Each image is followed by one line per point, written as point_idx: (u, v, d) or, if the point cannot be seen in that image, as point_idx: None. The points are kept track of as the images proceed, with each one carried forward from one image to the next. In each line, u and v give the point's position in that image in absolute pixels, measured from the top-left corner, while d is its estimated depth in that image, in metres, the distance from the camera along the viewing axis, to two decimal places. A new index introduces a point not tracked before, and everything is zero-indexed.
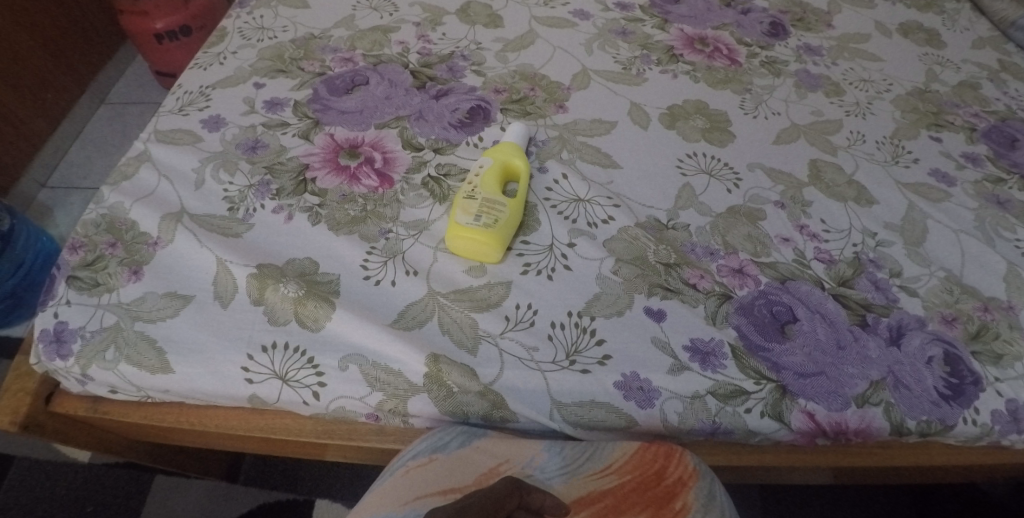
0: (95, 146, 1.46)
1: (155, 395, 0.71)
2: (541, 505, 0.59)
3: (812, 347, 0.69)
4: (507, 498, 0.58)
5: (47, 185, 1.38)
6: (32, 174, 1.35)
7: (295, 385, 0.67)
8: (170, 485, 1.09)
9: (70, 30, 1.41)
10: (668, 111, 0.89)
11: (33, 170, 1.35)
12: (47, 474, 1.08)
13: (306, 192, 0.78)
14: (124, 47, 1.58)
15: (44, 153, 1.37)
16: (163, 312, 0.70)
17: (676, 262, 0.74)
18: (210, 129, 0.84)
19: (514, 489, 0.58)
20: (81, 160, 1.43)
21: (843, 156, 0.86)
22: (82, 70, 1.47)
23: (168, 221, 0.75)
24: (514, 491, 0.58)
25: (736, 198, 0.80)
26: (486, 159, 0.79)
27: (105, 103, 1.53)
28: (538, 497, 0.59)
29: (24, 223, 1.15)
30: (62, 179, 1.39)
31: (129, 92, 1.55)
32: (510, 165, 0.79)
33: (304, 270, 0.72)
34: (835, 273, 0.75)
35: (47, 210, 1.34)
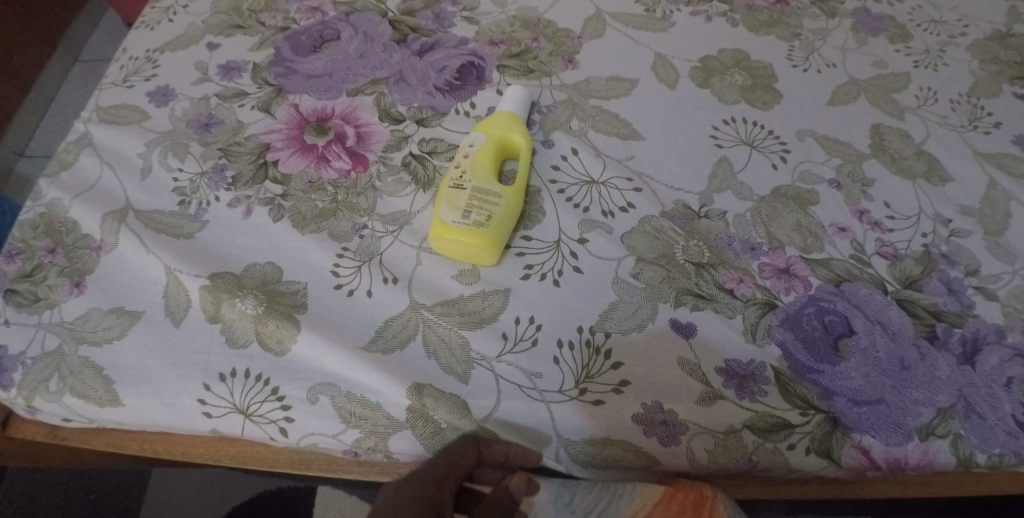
0: (73, 109, 1.33)
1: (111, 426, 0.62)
2: (506, 457, 0.56)
3: (870, 368, 0.59)
4: (462, 457, 0.55)
5: (25, 154, 1.26)
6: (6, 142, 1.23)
7: (258, 420, 0.57)
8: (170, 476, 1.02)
9: None
10: (700, 65, 0.75)
11: (8, 138, 1.24)
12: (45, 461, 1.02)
13: (266, 179, 0.66)
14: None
15: (19, 119, 1.25)
16: (110, 333, 0.60)
17: (710, 261, 0.62)
18: (158, 103, 0.71)
19: (470, 444, 0.56)
20: (60, 124, 1.31)
21: (910, 121, 0.71)
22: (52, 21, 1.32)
23: (112, 221, 0.64)
24: (472, 447, 0.56)
25: (782, 175, 0.67)
26: (476, 135, 0.66)
27: (80, 60, 1.38)
28: (500, 450, 0.56)
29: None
30: (41, 146, 1.28)
31: (107, 45, 1.40)
32: (506, 142, 0.66)
33: (266, 279, 0.61)
34: (899, 272, 0.63)
35: (28, 182, 1.24)
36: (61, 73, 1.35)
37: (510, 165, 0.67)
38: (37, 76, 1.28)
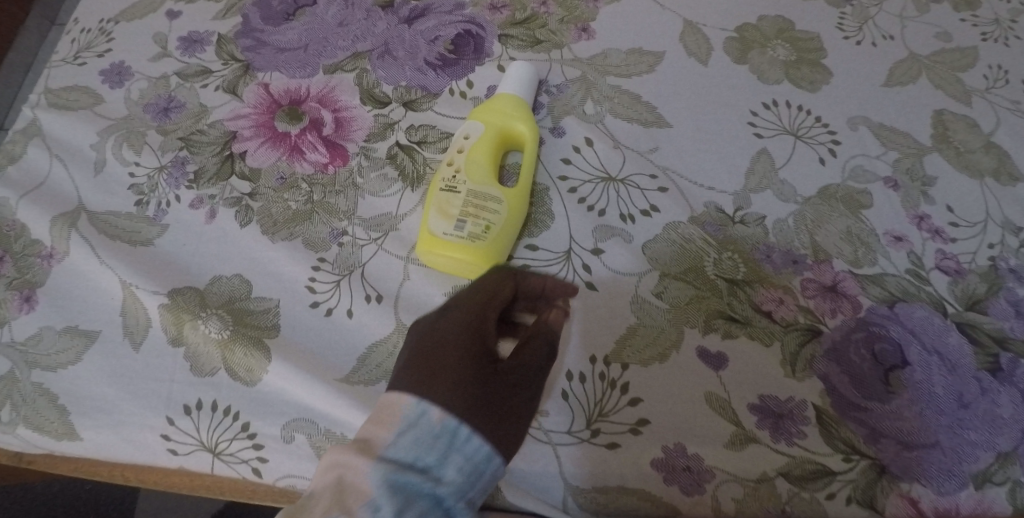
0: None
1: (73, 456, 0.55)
2: (544, 288, 0.51)
3: (924, 404, 0.51)
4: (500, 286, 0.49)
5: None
6: None
7: (227, 459, 0.51)
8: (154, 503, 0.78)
9: None
10: (737, 35, 0.64)
11: None
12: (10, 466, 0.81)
13: (232, 175, 0.58)
14: None
15: None
16: (63, 357, 0.53)
17: (745, 277, 0.54)
18: (112, 84, 0.62)
19: (505, 278, 0.50)
20: None
21: (979, 106, 0.61)
22: None
23: (63, 225, 0.56)
24: (507, 278, 0.50)
25: (830, 172, 0.58)
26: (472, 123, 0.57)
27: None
28: (537, 279, 0.51)
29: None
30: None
31: None
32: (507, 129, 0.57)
33: (234, 294, 0.54)
34: (960, 291, 0.54)
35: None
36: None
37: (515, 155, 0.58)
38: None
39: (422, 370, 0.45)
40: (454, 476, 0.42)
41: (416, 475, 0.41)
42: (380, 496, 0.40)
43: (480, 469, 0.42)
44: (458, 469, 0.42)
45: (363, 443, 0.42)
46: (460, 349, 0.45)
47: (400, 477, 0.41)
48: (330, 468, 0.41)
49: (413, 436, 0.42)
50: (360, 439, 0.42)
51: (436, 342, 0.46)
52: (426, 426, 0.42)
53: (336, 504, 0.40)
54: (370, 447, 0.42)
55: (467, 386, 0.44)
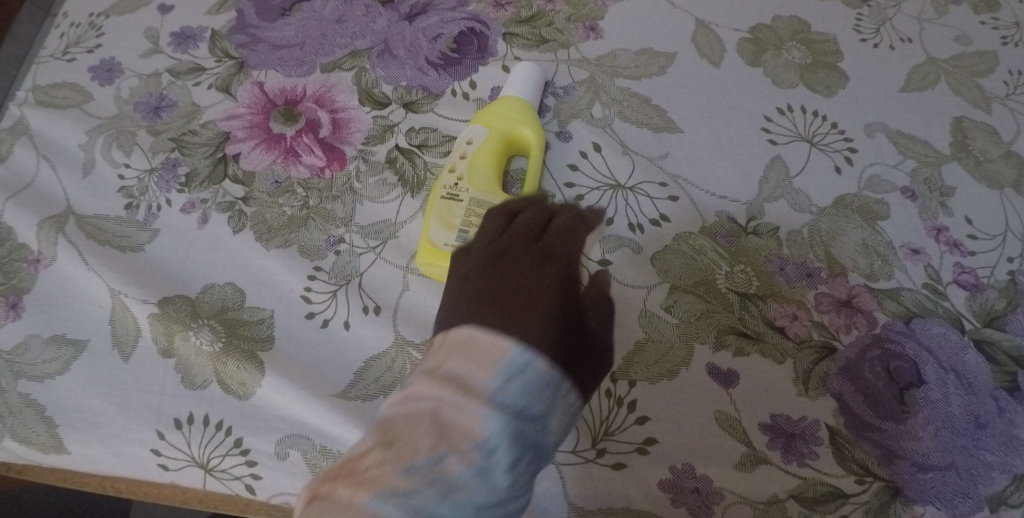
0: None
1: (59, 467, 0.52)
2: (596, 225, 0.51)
3: (940, 425, 0.49)
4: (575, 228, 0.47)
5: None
6: None
7: (220, 476, 0.49)
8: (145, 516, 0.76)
9: None
10: (750, 36, 0.62)
11: None
12: None
13: (225, 178, 0.55)
14: None
15: None
16: (50, 367, 0.52)
17: (757, 291, 0.52)
18: (102, 81, 0.60)
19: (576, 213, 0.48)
20: None
21: (999, 113, 0.59)
22: None
23: (49, 229, 0.54)
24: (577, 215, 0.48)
25: (846, 181, 0.56)
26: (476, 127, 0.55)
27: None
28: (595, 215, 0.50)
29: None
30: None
31: None
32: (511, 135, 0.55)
33: (226, 304, 0.52)
34: (979, 306, 0.52)
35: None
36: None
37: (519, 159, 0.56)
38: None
39: (497, 303, 0.40)
40: (558, 426, 0.38)
41: (522, 422, 0.36)
42: (496, 444, 0.35)
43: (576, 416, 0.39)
44: (561, 419, 0.38)
45: (459, 378, 0.37)
46: (542, 289, 0.42)
47: (508, 421, 0.36)
48: (427, 400, 0.36)
49: (519, 381, 0.37)
50: (455, 375, 0.37)
51: (511, 278, 0.42)
52: (529, 373, 0.37)
53: (441, 441, 0.35)
54: (473, 385, 0.36)
55: (556, 328, 0.40)
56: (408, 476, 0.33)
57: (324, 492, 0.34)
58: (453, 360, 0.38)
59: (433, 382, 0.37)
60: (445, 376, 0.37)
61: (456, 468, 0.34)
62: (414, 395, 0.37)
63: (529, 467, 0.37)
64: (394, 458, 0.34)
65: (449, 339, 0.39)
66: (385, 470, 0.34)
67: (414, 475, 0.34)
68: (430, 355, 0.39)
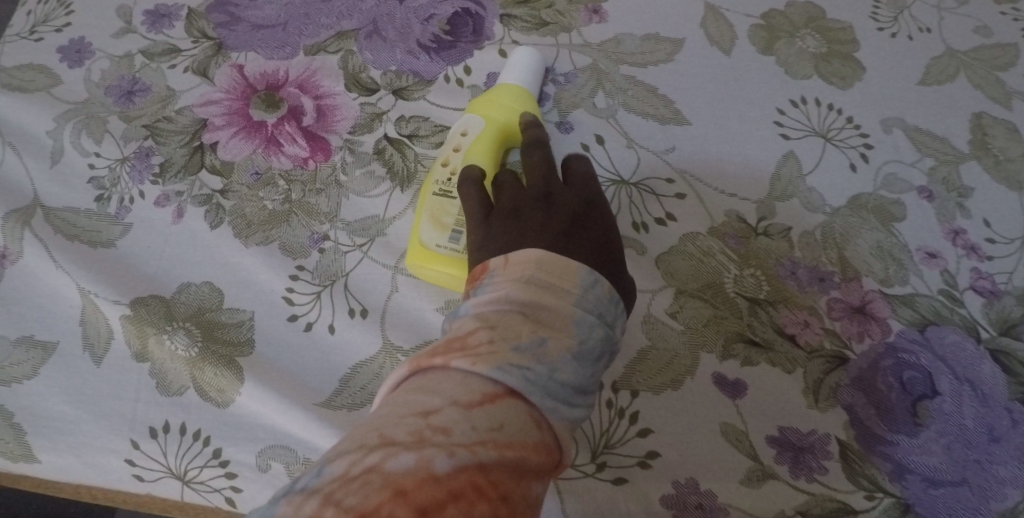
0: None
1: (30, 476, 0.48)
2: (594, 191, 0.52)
3: (953, 438, 0.47)
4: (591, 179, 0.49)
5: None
6: None
7: (198, 488, 0.46)
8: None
9: None
10: (762, 23, 0.58)
11: None
12: None
13: (202, 169, 0.52)
14: None
15: None
16: (16, 370, 0.48)
17: (766, 296, 0.49)
18: (71, 62, 0.56)
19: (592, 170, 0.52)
20: None
21: (1022, 108, 0.56)
22: None
23: (15, 222, 0.51)
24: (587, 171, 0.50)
25: (860, 179, 0.53)
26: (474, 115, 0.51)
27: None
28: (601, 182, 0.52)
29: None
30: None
31: None
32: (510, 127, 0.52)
33: (203, 305, 0.49)
34: (997, 314, 0.50)
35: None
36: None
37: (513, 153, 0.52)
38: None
39: (551, 233, 0.43)
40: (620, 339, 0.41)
41: (600, 329, 0.39)
42: (582, 343, 0.37)
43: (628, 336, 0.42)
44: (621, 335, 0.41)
45: (540, 287, 0.39)
46: (590, 229, 0.45)
47: (591, 326, 0.38)
48: (517, 299, 0.37)
49: (596, 293, 0.40)
50: (538, 283, 0.39)
51: (563, 214, 0.45)
52: (599, 291, 0.40)
53: (540, 329, 0.36)
54: (557, 293, 0.38)
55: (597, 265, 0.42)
56: (519, 352, 0.34)
57: (434, 363, 0.33)
58: (529, 273, 0.39)
59: (516, 288, 0.38)
60: (529, 286, 0.38)
61: (556, 352, 0.35)
62: (499, 297, 0.38)
63: (601, 372, 0.39)
64: (499, 337, 0.35)
65: (516, 259, 0.41)
66: (495, 347, 0.34)
67: (523, 353, 0.34)
68: (496, 272, 0.40)
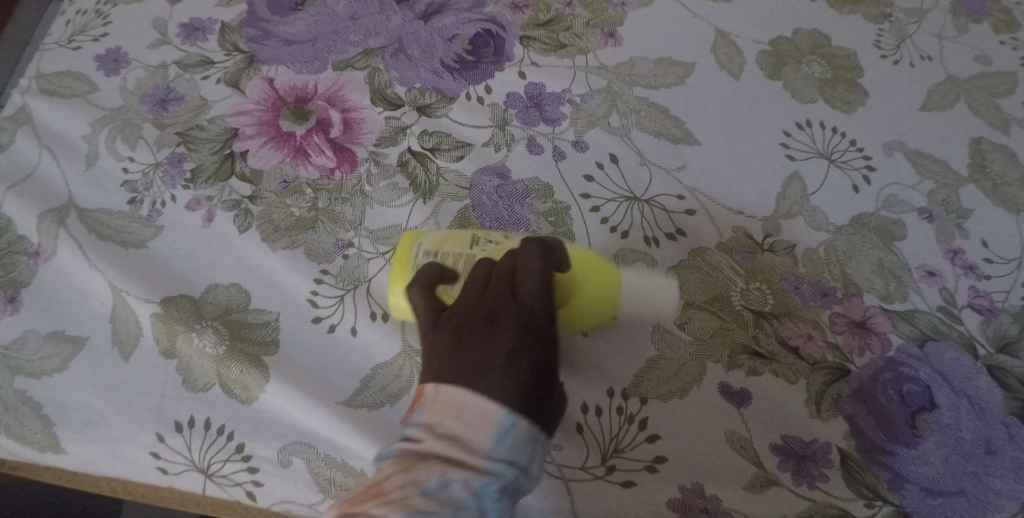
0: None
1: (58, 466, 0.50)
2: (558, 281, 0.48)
3: (950, 450, 0.49)
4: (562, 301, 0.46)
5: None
6: None
7: (220, 481, 0.48)
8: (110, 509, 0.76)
9: None
10: (770, 49, 0.61)
11: None
12: None
13: (233, 176, 0.54)
14: None
15: None
16: (48, 363, 0.50)
17: (771, 309, 0.51)
18: (107, 71, 0.58)
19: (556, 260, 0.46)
20: None
21: (1020, 134, 0.58)
22: None
23: (51, 222, 0.53)
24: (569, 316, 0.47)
25: (863, 200, 0.55)
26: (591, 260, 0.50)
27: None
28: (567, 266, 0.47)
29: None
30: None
31: None
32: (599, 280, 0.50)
33: (230, 306, 0.51)
34: (994, 331, 0.52)
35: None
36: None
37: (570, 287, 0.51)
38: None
39: (486, 365, 0.40)
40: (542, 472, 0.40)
41: (518, 472, 0.39)
42: (493, 486, 0.38)
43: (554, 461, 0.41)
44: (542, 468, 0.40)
45: (457, 436, 0.38)
46: (528, 357, 0.41)
47: (503, 469, 0.38)
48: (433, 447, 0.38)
49: (511, 437, 0.38)
50: (456, 429, 0.39)
51: (503, 343, 0.41)
52: (518, 434, 0.39)
53: (453, 470, 0.38)
54: (471, 442, 0.38)
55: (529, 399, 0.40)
56: (427, 499, 0.37)
57: (357, 508, 0.37)
58: (450, 418, 0.39)
59: (432, 438, 0.39)
60: (446, 432, 0.39)
61: (461, 496, 0.37)
62: (420, 443, 0.39)
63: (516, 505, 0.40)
64: (410, 482, 0.37)
65: (441, 397, 0.40)
66: (407, 491, 0.37)
67: (431, 498, 0.37)
68: (425, 404, 0.40)
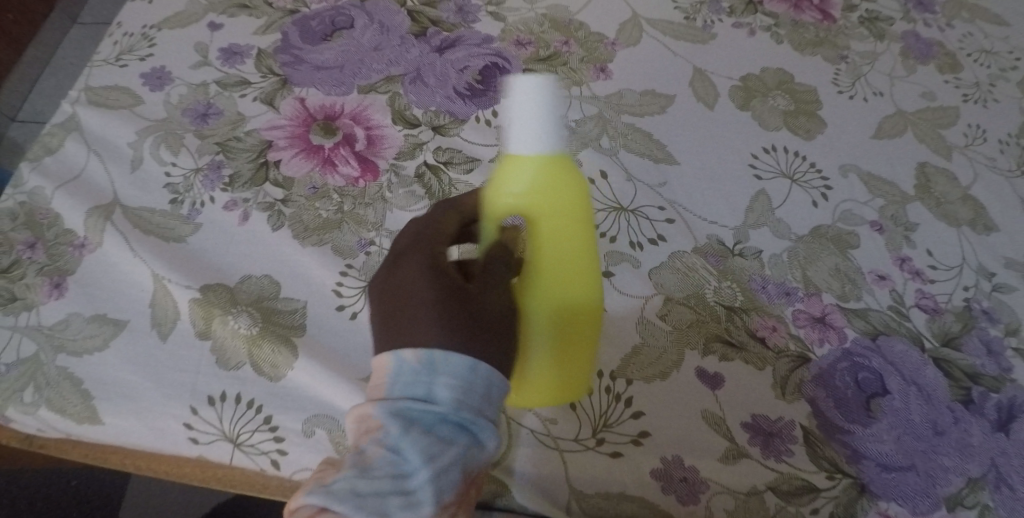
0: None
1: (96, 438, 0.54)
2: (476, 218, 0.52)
3: (903, 430, 0.55)
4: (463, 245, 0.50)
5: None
6: (4, 96, 1.14)
7: (248, 450, 0.53)
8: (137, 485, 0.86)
9: None
10: (741, 84, 0.70)
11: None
12: None
13: (267, 182, 0.61)
14: None
15: None
16: (91, 343, 0.55)
17: (742, 305, 0.58)
18: (152, 87, 0.65)
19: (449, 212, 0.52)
20: None
21: (958, 161, 0.67)
22: None
23: (97, 217, 0.58)
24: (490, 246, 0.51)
25: (823, 214, 0.63)
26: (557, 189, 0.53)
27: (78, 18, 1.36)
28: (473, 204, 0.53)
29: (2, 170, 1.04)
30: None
31: None
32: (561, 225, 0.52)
33: (263, 294, 0.56)
34: (938, 328, 0.59)
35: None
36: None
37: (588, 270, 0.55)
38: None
39: (402, 314, 0.46)
40: (449, 393, 0.41)
41: (422, 400, 0.41)
42: (396, 424, 0.40)
43: (468, 378, 0.42)
44: (448, 387, 0.42)
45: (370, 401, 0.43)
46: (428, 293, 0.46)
47: (403, 405, 0.41)
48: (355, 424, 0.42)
49: (404, 378, 0.42)
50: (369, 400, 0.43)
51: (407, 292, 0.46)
52: (411, 360, 0.42)
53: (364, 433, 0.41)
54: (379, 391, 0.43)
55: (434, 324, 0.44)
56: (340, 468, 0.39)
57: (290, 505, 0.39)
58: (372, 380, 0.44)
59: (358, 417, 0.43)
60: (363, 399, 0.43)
61: (374, 451, 0.40)
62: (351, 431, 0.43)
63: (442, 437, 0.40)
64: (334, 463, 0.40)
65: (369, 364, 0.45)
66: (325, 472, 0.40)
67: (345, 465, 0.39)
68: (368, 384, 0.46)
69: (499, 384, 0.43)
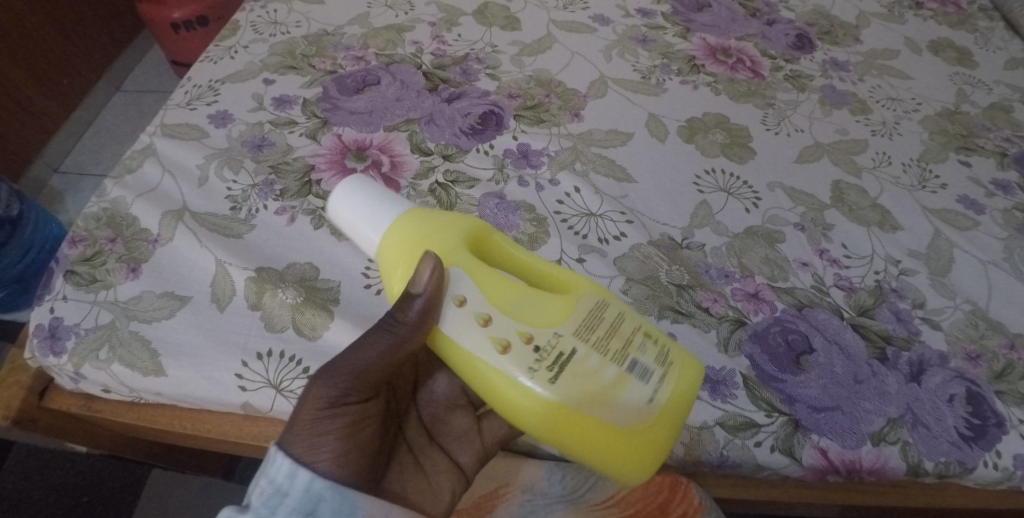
0: (108, 133, 1.54)
1: (157, 390, 0.66)
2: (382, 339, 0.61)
3: (828, 380, 0.67)
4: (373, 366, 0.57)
5: (59, 170, 1.46)
6: (45, 159, 1.43)
7: (288, 395, 0.65)
8: (163, 481, 1.07)
9: (78, 33, 1.47)
10: (687, 124, 0.87)
11: (46, 156, 1.43)
12: (61, 479, 1.07)
13: (310, 194, 0.76)
14: (122, 61, 1.62)
15: (56, 141, 1.46)
16: (159, 313, 0.68)
17: (689, 283, 0.72)
18: (216, 125, 0.82)
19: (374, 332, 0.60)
20: (95, 146, 1.51)
21: (868, 179, 0.83)
22: (84, 72, 1.51)
23: (170, 219, 0.73)
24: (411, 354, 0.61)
25: (755, 218, 0.78)
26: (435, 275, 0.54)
27: (120, 90, 1.62)
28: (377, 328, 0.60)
29: (33, 208, 1.16)
30: (74, 165, 1.48)
31: (145, 83, 1.64)
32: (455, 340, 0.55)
33: (304, 275, 0.70)
34: (854, 302, 0.72)
35: (59, 195, 1.43)
36: (100, 103, 1.56)
37: (539, 383, 0.52)
38: (64, 120, 1.47)
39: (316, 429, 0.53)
40: (257, 498, 0.52)
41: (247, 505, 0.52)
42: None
43: (281, 489, 0.51)
44: (258, 493, 0.51)
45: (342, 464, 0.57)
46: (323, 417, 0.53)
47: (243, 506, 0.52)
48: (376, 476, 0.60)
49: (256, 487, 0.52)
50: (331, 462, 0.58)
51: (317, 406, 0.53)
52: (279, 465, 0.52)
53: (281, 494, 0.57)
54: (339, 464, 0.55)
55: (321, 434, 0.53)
56: None
57: None
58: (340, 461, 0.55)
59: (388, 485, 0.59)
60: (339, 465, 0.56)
61: None
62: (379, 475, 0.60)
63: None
64: None
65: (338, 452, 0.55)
66: None
67: None
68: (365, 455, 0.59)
69: (325, 497, 0.51)
